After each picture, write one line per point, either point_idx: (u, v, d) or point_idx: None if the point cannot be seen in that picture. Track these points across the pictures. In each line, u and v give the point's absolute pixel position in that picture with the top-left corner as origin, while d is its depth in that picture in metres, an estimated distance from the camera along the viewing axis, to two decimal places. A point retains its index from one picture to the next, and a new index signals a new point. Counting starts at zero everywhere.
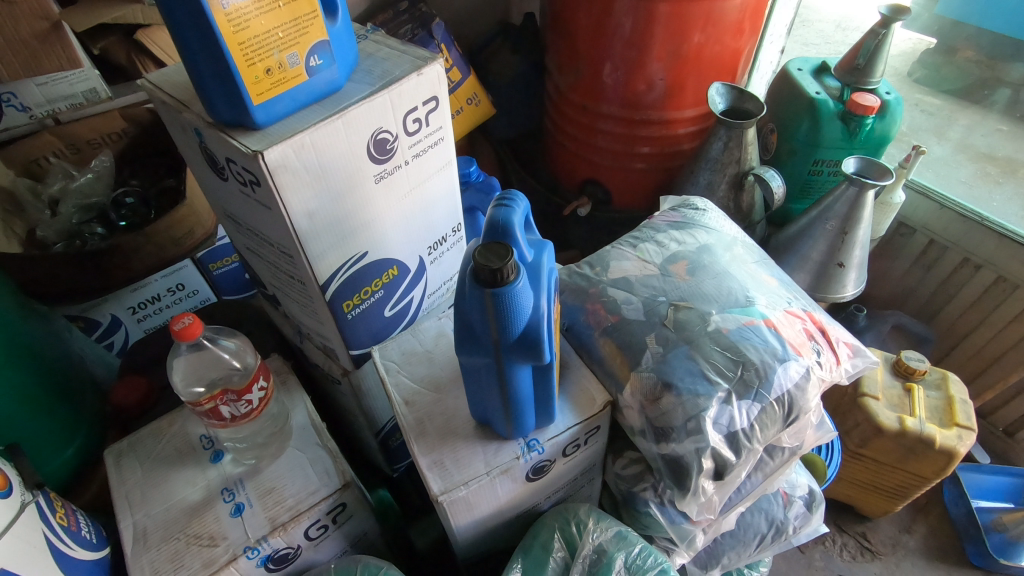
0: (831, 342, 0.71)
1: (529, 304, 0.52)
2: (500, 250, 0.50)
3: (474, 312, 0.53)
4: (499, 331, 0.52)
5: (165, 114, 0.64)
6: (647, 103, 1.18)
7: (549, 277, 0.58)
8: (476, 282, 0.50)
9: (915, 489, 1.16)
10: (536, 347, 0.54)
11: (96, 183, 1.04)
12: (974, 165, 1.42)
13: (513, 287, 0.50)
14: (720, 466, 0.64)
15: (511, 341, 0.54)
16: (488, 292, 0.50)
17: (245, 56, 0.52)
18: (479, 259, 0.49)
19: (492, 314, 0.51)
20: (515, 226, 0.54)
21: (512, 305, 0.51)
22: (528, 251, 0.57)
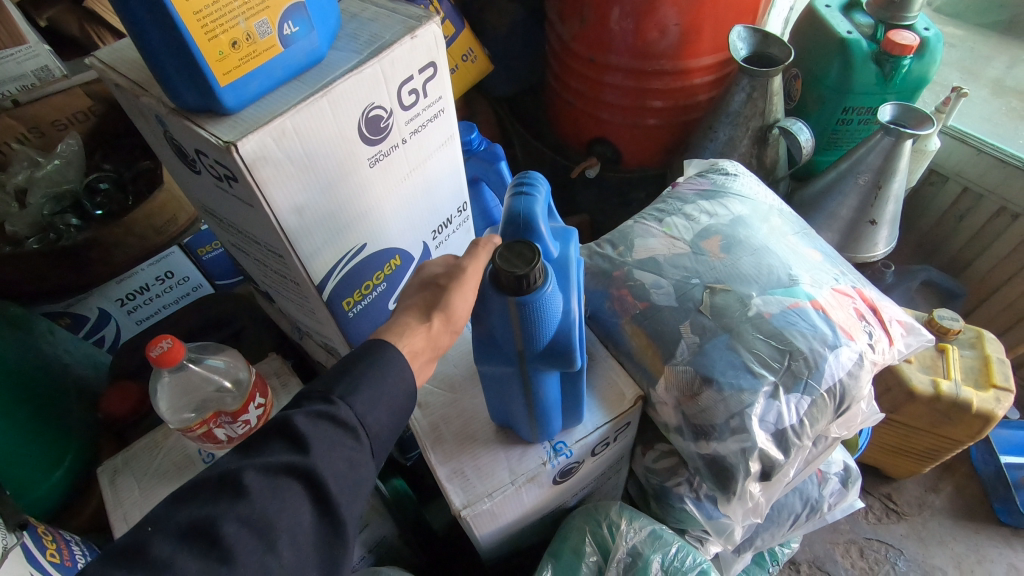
0: (883, 321, 0.65)
1: (559, 308, 0.48)
2: (525, 252, 0.45)
3: (496, 319, 0.48)
4: (524, 340, 0.48)
5: (121, 98, 0.56)
6: (660, 53, 1.07)
7: (577, 273, 0.54)
8: (498, 288, 0.46)
9: (946, 452, 1.12)
10: (568, 355, 0.50)
11: (67, 169, 0.93)
12: (1001, 102, 1.32)
13: (542, 293, 0.45)
14: (766, 467, 0.59)
15: (538, 351, 0.49)
16: (512, 300, 0.45)
17: (203, 29, 0.43)
18: (500, 263, 0.44)
19: (518, 323, 0.47)
20: (539, 217, 0.50)
21: (540, 312, 0.46)
22: (554, 245, 0.52)
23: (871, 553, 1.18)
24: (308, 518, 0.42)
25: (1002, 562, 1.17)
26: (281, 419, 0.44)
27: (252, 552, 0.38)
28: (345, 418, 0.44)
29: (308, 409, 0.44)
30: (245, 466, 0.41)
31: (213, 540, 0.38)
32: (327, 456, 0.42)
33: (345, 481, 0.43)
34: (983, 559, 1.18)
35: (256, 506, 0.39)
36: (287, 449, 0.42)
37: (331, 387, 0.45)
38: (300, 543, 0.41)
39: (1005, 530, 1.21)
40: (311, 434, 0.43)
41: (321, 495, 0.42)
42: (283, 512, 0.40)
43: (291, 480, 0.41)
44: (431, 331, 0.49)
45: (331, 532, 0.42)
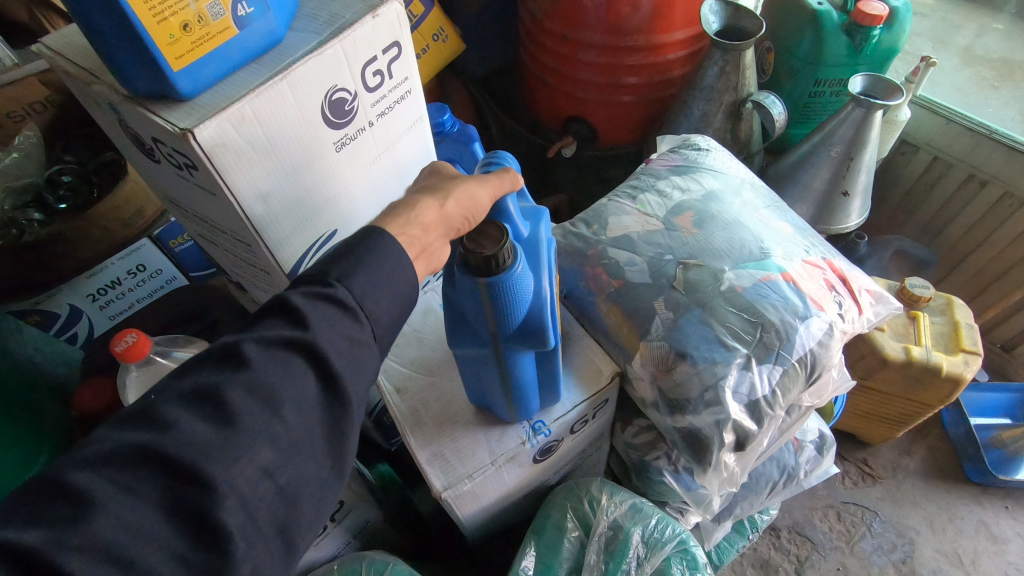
0: (852, 291, 0.66)
1: (529, 288, 0.48)
2: (494, 234, 0.45)
3: (467, 301, 0.48)
4: (497, 321, 0.48)
5: (73, 86, 0.54)
6: (632, 28, 1.06)
7: (549, 253, 0.54)
8: (469, 271, 0.46)
9: (918, 416, 1.16)
10: (541, 334, 0.50)
11: (25, 162, 0.89)
12: (971, 71, 1.34)
13: (512, 274, 0.45)
14: (741, 437, 0.60)
15: (511, 331, 0.49)
16: (481, 282, 0.45)
17: (152, 12, 0.42)
18: (469, 245, 0.45)
19: (489, 305, 0.46)
20: (507, 197, 0.53)
21: (511, 293, 0.46)
22: (524, 225, 0.53)
23: (847, 516, 1.22)
24: (312, 393, 0.41)
25: (972, 519, 1.22)
26: (277, 297, 0.42)
27: (255, 417, 0.38)
28: (342, 298, 0.42)
29: (305, 290, 0.42)
30: (246, 337, 0.40)
31: (217, 404, 0.38)
32: (326, 335, 0.41)
33: (346, 361, 0.42)
34: (954, 517, 1.22)
35: (256, 375, 0.39)
36: (287, 325, 0.41)
37: (328, 269, 0.43)
38: (306, 417, 0.40)
39: (974, 489, 1.26)
40: (311, 310, 0.41)
41: (323, 372, 0.41)
42: (285, 385, 0.39)
43: (292, 354, 0.40)
44: (442, 208, 0.49)
45: (335, 409, 0.42)
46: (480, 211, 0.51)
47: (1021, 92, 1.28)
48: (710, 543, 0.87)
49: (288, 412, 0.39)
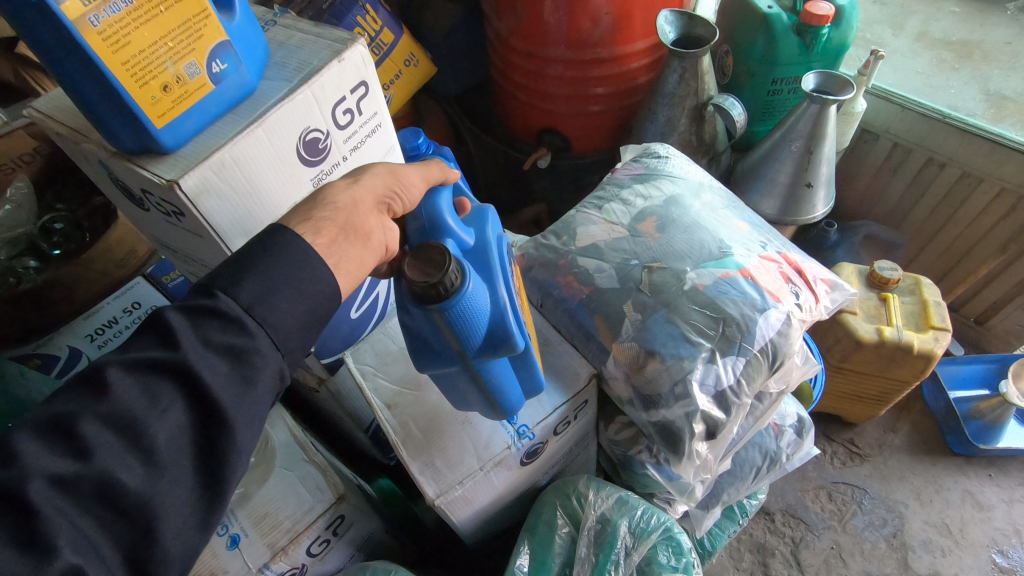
0: (808, 281, 0.70)
1: (483, 302, 0.50)
2: (436, 258, 0.48)
3: (426, 328, 0.50)
4: (460, 340, 0.50)
5: (62, 144, 0.57)
6: (595, 41, 1.10)
7: (499, 257, 0.58)
8: (418, 300, 0.48)
9: (897, 394, 1.20)
10: (506, 340, 0.53)
11: (19, 212, 0.94)
12: (930, 54, 1.38)
13: (461, 291, 0.48)
14: (711, 426, 0.64)
15: (477, 346, 0.51)
16: (435, 308, 0.47)
17: (133, 78, 0.46)
18: (411, 274, 0.47)
19: (448, 327, 0.49)
20: (444, 213, 0.56)
21: (462, 310, 0.48)
22: (468, 233, 0.57)
23: (838, 496, 1.26)
24: (181, 415, 0.41)
25: (957, 489, 1.26)
26: (153, 314, 0.43)
27: (115, 448, 0.38)
28: (226, 310, 0.43)
29: (187, 305, 0.43)
30: (109, 362, 0.40)
31: (73, 436, 0.38)
32: (199, 352, 0.42)
33: (226, 376, 0.42)
34: (941, 489, 1.27)
35: (116, 404, 0.39)
36: (160, 346, 0.42)
37: (212, 282, 0.45)
38: (176, 442, 0.40)
39: (958, 460, 1.30)
40: (185, 329, 0.42)
41: (198, 392, 0.41)
42: (152, 413, 0.40)
43: (160, 378, 0.41)
44: (358, 183, 0.55)
45: (210, 430, 0.42)
46: (410, 188, 0.56)
47: (980, 72, 1.32)
48: (700, 529, 0.90)
49: (154, 439, 0.39)
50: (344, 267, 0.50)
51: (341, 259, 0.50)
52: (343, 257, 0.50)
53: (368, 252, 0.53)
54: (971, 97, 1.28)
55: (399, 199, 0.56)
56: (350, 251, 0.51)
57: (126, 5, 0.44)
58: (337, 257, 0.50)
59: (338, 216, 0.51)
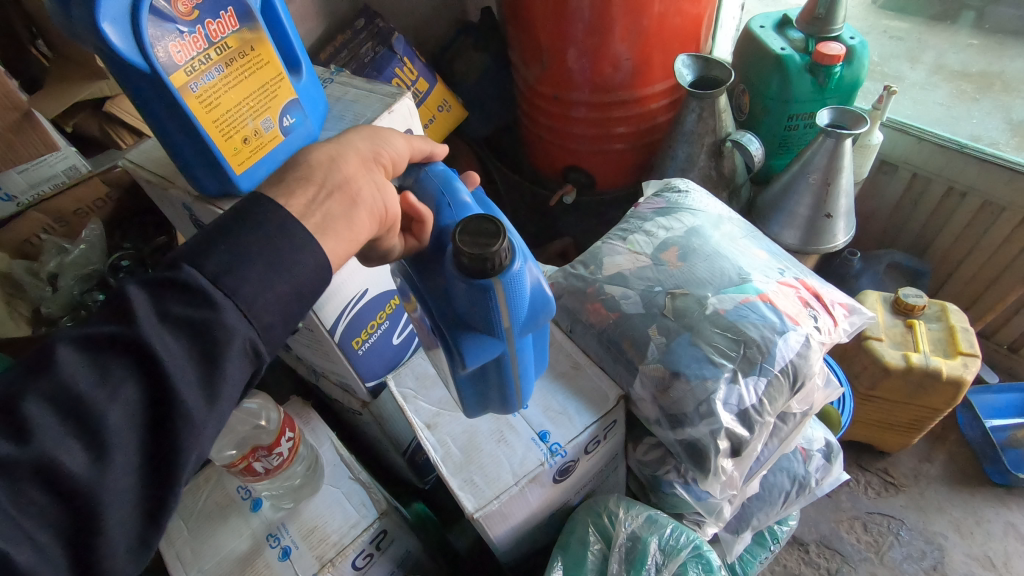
0: (827, 305, 0.74)
1: (528, 275, 0.50)
2: (488, 230, 0.46)
3: (471, 306, 0.48)
4: (510, 313, 0.49)
5: (151, 190, 0.67)
6: (617, 84, 1.18)
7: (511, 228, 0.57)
8: (475, 275, 0.46)
9: (928, 421, 1.19)
10: (545, 312, 0.53)
11: (91, 252, 0.88)
12: (950, 86, 1.35)
13: (513, 262, 0.47)
14: (735, 443, 0.67)
15: (522, 319, 0.51)
16: (496, 279, 0.46)
17: (221, 132, 0.54)
18: (468, 248, 0.45)
19: (502, 301, 0.48)
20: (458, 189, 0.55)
21: (514, 283, 0.48)
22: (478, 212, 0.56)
23: (874, 527, 1.24)
24: (135, 396, 0.37)
25: (999, 521, 1.24)
26: (116, 290, 0.40)
27: (56, 429, 0.35)
28: (189, 279, 0.39)
29: (150, 277, 0.40)
30: (59, 339, 0.37)
31: (13, 418, 0.34)
32: (158, 327, 0.38)
33: (185, 359, 0.38)
34: (981, 520, 1.24)
35: (62, 382, 0.36)
36: (115, 322, 0.38)
37: (178, 253, 0.41)
38: (128, 426, 0.37)
39: (998, 490, 1.28)
40: (144, 303, 0.39)
41: (151, 370, 0.37)
42: (101, 393, 0.36)
43: (113, 354, 0.37)
44: (344, 146, 0.50)
45: (164, 416, 0.38)
46: (392, 142, 0.53)
47: (1002, 102, 1.30)
48: (731, 554, 0.92)
49: (103, 420, 0.36)
50: (333, 227, 0.46)
51: (326, 217, 0.46)
52: (330, 215, 0.46)
53: (360, 211, 0.48)
54: (994, 127, 1.27)
55: (384, 154, 0.53)
56: (334, 208, 0.47)
57: (219, 73, 0.53)
58: (321, 216, 0.46)
59: (316, 174, 0.48)
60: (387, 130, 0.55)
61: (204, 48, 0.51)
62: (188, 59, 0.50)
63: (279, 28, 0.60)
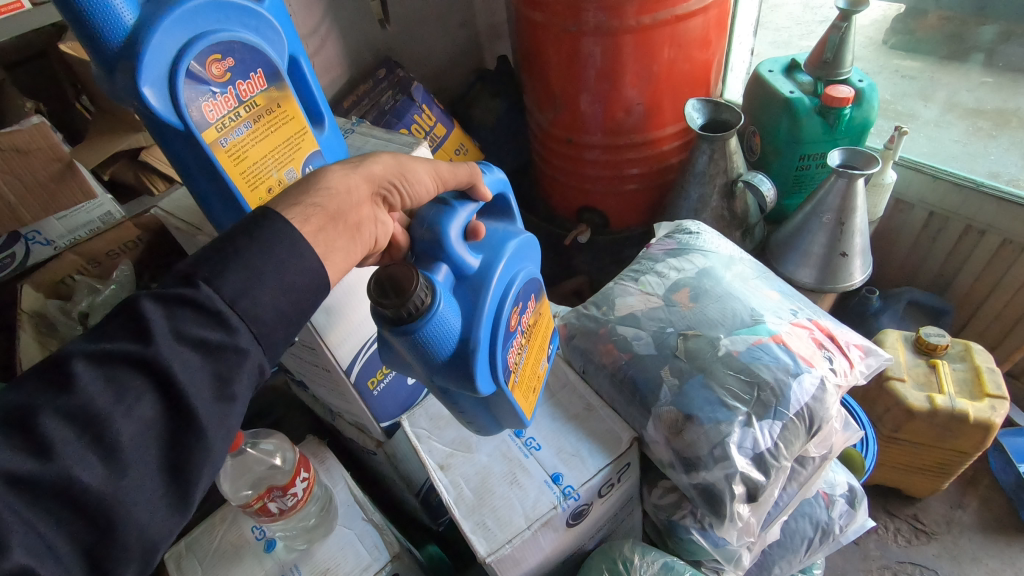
0: (841, 347, 0.73)
1: (446, 334, 0.49)
2: (400, 282, 0.46)
3: (386, 337, 0.50)
4: (417, 364, 0.49)
5: (180, 235, 0.71)
6: (629, 128, 1.21)
7: (496, 291, 0.53)
8: (378, 316, 0.47)
9: (957, 466, 1.15)
10: (466, 377, 0.51)
11: (120, 291, 0.92)
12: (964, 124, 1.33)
13: (416, 319, 0.46)
14: (751, 488, 0.66)
15: (430, 373, 0.51)
16: (387, 329, 0.47)
17: (247, 183, 0.58)
18: (372, 288, 0.46)
19: (404, 349, 0.48)
20: (449, 231, 0.52)
21: (414, 339, 0.47)
22: (473, 257, 0.54)
23: None
24: (151, 411, 0.39)
25: None
26: (132, 301, 0.41)
27: (75, 445, 0.36)
28: (206, 303, 0.42)
29: (165, 294, 0.42)
30: (74, 354, 0.39)
31: (33, 435, 0.36)
32: (174, 345, 0.40)
33: (198, 375, 0.41)
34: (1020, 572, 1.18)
35: (80, 398, 0.37)
36: (131, 339, 0.40)
37: (194, 272, 0.43)
38: (143, 441, 0.38)
39: None
40: (160, 320, 0.41)
41: (168, 384, 0.40)
42: (117, 408, 0.38)
43: (129, 371, 0.39)
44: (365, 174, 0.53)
45: (180, 427, 0.40)
46: (412, 184, 0.55)
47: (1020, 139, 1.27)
48: None
49: (117, 435, 0.37)
50: (332, 257, 0.49)
51: (328, 247, 0.49)
52: (332, 245, 0.49)
53: (357, 243, 0.52)
54: (1013, 164, 1.24)
55: (399, 192, 0.55)
56: (337, 238, 0.50)
57: (247, 129, 0.57)
58: (325, 245, 0.48)
59: (330, 203, 0.50)
60: (418, 159, 0.56)
61: (235, 107, 0.55)
62: (220, 117, 0.54)
63: (304, 85, 0.65)
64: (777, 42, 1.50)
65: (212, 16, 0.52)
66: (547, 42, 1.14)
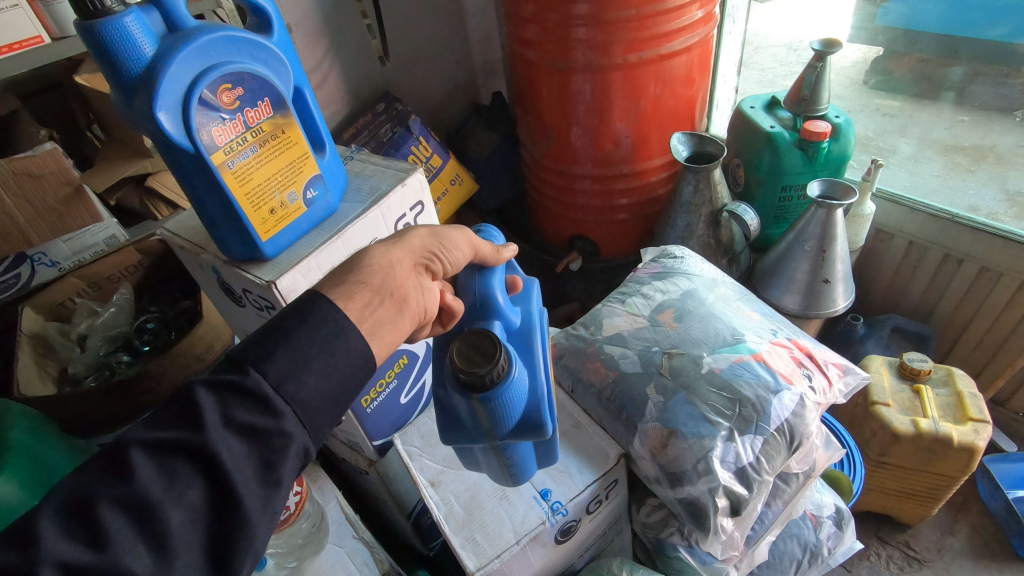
0: (820, 365, 0.76)
1: (524, 394, 0.52)
2: (488, 352, 0.50)
3: (463, 412, 0.52)
4: (495, 427, 0.52)
5: (184, 254, 0.74)
6: (618, 159, 1.26)
7: (538, 341, 0.60)
8: (463, 390, 0.49)
9: (944, 491, 1.16)
10: (538, 426, 0.55)
11: (120, 314, 0.95)
12: (944, 159, 1.37)
13: (509, 379, 0.49)
14: (735, 502, 0.67)
15: (507, 433, 0.53)
16: (478, 399, 0.49)
17: (251, 203, 0.61)
18: (461, 364, 0.49)
19: (485, 417, 0.50)
20: (496, 293, 0.59)
21: (506, 403, 0.50)
22: (513, 317, 0.59)
23: None
24: (198, 496, 0.40)
25: None
26: (184, 389, 0.44)
27: (126, 534, 0.38)
28: (255, 387, 0.44)
29: (216, 381, 0.44)
30: (133, 443, 0.41)
31: (88, 521, 0.37)
32: (224, 433, 0.42)
33: (245, 468, 0.42)
34: None
35: (134, 486, 0.39)
36: (184, 428, 0.42)
37: (243, 357, 0.45)
38: (189, 527, 0.39)
39: None
40: (212, 408, 0.43)
41: (216, 476, 0.41)
42: (168, 496, 0.39)
43: (182, 461, 0.41)
44: (406, 250, 0.57)
45: (225, 523, 0.41)
46: (451, 251, 0.58)
47: (997, 172, 1.32)
48: None
49: (167, 524, 0.39)
50: (380, 332, 0.52)
51: (376, 324, 0.52)
52: (379, 322, 0.52)
53: (402, 316, 0.55)
54: (992, 198, 1.28)
55: (439, 259, 0.58)
56: (383, 314, 0.53)
57: (253, 152, 0.60)
58: (372, 321, 0.51)
59: (373, 279, 0.54)
60: (453, 231, 0.59)
61: (242, 132, 0.59)
62: (228, 141, 0.58)
63: (307, 113, 0.69)
64: (761, 81, 1.59)
65: (226, 49, 0.56)
66: (538, 78, 1.20)
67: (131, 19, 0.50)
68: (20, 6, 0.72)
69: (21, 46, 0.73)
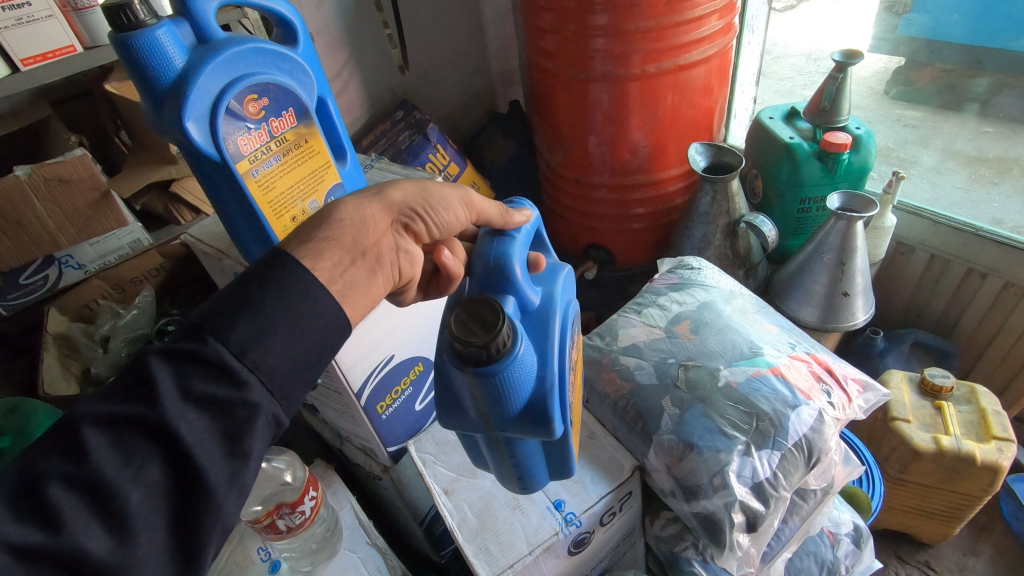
0: (839, 380, 0.75)
1: (529, 374, 0.48)
2: (488, 319, 0.46)
3: (459, 386, 0.48)
4: (493, 409, 0.48)
5: (207, 260, 0.76)
6: (635, 168, 1.26)
7: (561, 321, 0.55)
8: (458, 360, 0.46)
9: (967, 510, 1.13)
10: (544, 418, 0.50)
11: (142, 316, 0.96)
12: (967, 171, 1.35)
13: (508, 356, 0.45)
14: (751, 518, 0.67)
15: (509, 419, 0.50)
16: (471, 373, 0.45)
17: (274, 211, 0.62)
18: (454, 330, 0.45)
19: (481, 393, 0.47)
20: (513, 261, 0.53)
21: (500, 382, 0.46)
22: (534, 294, 0.55)
23: None
24: (157, 474, 0.39)
25: None
26: (137, 360, 0.41)
27: (84, 516, 0.36)
28: (213, 356, 0.42)
29: (173, 350, 0.42)
30: (84, 419, 0.39)
31: (42, 504, 0.36)
32: (181, 404, 0.40)
33: (206, 438, 0.40)
34: None
35: (89, 466, 0.37)
36: (138, 401, 0.40)
37: (202, 326, 0.43)
38: (153, 507, 0.38)
39: None
40: (166, 379, 0.40)
41: (173, 448, 0.39)
42: (125, 475, 0.38)
43: (136, 434, 0.39)
44: (386, 207, 0.56)
45: (190, 499, 0.39)
46: (434, 211, 0.58)
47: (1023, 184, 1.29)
48: None
49: (125, 503, 0.37)
50: (352, 294, 0.50)
51: (347, 285, 0.50)
52: (351, 283, 0.50)
53: (377, 276, 0.53)
54: (1017, 211, 1.25)
55: (420, 219, 0.57)
56: (355, 275, 0.51)
57: (277, 161, 0.61)
58: (343, 284, 0.50)
59: (345, 236, 0.52)
60: (442, 189, 0.58)
61: (267, 141, 0.60)
62: (253, 150, 0.59)
63: (330, 122, 0.70)
64: (780, 91, 1.58)
65: (254, 59, 0.57)
66: (555, 84, 1.21)
67: (163, 31, 0.51)
68: (55, 16, 0.74)
69: (54, 55, 0.75)
